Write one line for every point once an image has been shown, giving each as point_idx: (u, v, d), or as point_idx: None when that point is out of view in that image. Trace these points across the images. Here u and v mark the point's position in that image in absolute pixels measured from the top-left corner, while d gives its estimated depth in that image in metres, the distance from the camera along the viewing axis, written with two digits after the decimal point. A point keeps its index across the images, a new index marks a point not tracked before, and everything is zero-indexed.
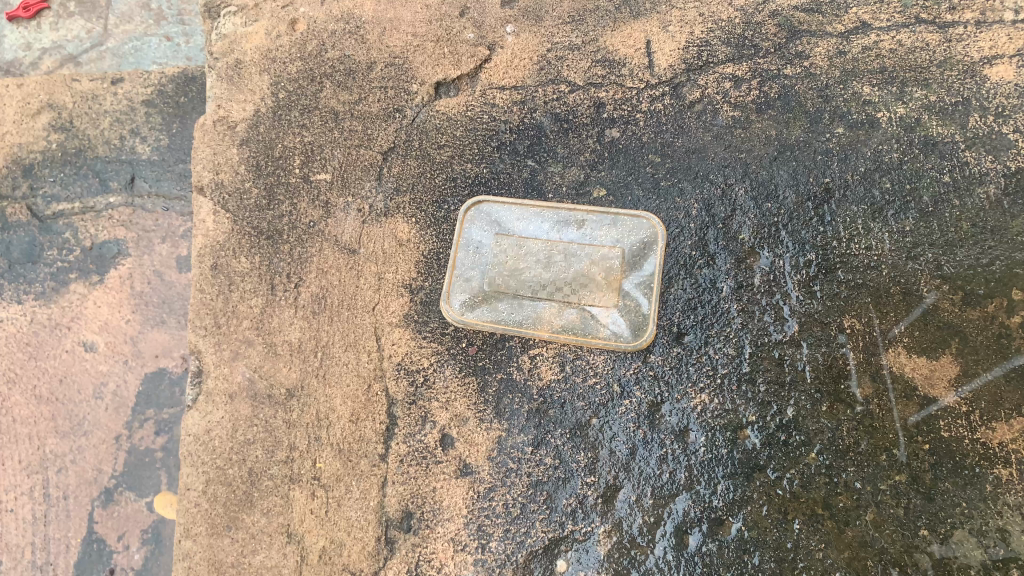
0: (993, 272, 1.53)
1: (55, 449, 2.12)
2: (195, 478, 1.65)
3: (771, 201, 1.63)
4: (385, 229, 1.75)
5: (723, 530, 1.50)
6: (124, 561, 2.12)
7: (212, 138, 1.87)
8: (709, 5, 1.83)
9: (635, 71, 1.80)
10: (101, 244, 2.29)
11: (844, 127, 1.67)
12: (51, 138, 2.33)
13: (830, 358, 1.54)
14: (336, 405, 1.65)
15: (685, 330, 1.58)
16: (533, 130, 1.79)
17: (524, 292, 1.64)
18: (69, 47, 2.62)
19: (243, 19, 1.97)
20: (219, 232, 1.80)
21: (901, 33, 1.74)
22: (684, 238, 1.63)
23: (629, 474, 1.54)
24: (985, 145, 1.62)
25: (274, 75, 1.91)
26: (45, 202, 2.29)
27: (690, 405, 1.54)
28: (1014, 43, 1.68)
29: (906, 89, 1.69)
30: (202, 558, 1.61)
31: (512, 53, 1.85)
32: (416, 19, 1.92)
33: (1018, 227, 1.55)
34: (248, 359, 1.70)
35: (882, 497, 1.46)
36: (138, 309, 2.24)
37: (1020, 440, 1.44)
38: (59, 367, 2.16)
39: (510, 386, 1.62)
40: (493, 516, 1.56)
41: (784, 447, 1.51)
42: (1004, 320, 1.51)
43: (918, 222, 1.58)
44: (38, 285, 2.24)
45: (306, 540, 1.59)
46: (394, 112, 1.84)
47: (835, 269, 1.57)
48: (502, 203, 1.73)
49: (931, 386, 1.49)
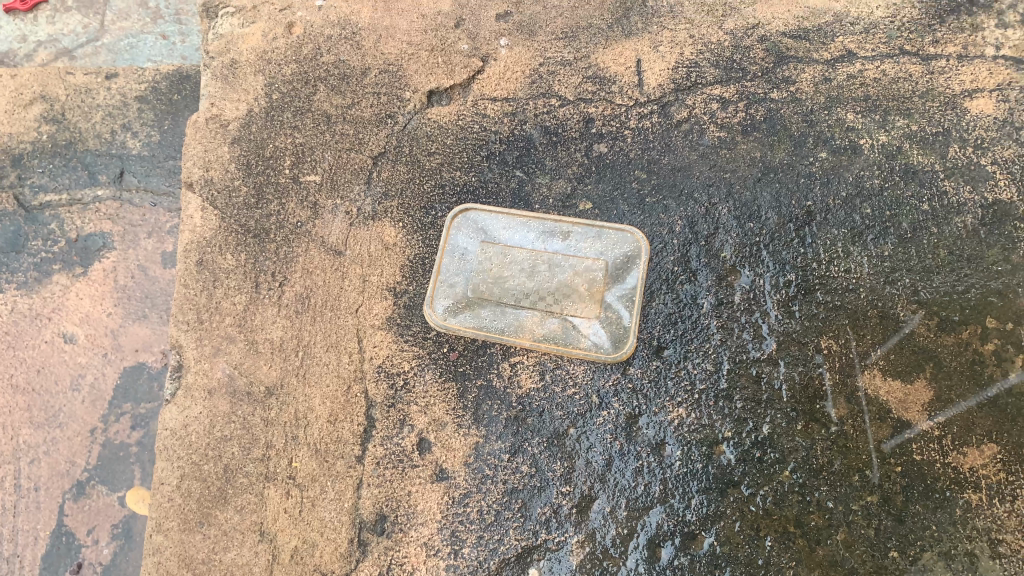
0: (968, 299, 1.57)
1: (29, 440, 2.10)
2: (169, 473, 1.64)
3: (754, 221, 1.66)
4: (372, 232, 1.76)
5: (696, 544, 1.51)
6: (93, 555, 2.10)
7: (204, 135, 1.88)
8: (699, 28, 1.87)
9: (625, 89, 1.83)
10: (87, 236, 2.29)
11: (827, 152, 1.71)
12: (42, 130, 2.34)
13: (806, 377, 1.56)
14: (315, 405, 1.65)
15: (665, 344, 1.59)
16: (523, 142, 1.81)
17: (507, 299, 1.66)
18: (64, 41, 2.64)
19: (240, 20, 1.99)
20: (206, 228, 1.80)
21: (886, 63, 1.78)
22: (667, 254, 1.65)
23: (604, 485, 1.55)
24: (963, 175, 1.66)
25: (269, 76, 1.92)
26: (32, 192, 2.29)
27: (667, 419, 1.56)
28: (994, 77, 1.73)
29: (888, 117, 1.73)
30: (173, 553, 1.60)
31: (505, 66, 1.88)
32: (411, 28, 1.94)
33: (993, 257, 1.59)
34: (229, 356, 1.70)
35: (853, 517, 1.48)
36: (120, 303, 2.24)
37: (990, 465, 1.47)
38: (37, 358, 2.15)
39: (489, 393, 1.63)
40: (467, 522, 1.56)
41: (759, 464, 1.52)
42: (977, 346, 1.54)
43: (897, 247, 1.61)
44: (21, 274, 2.23)
45: (279, 539, 1.58)
46: (386, 118, 1.86)
47: (814, 290, 1.60)
48: (489, 211, 1.74)
49: (905, 409, 1.52)
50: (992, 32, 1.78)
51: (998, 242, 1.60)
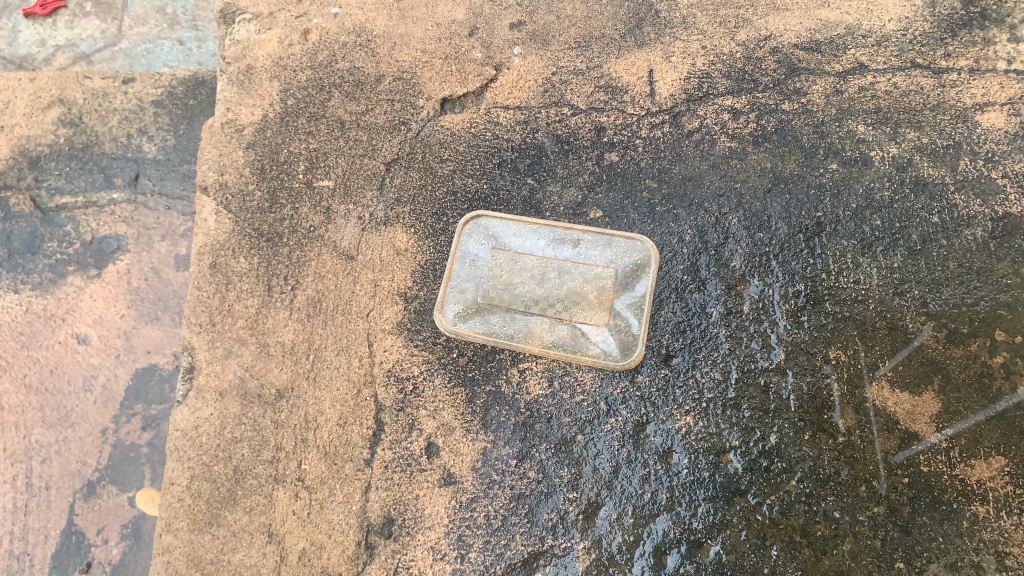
0: (977, 312, 1.57)
1: (41, 439, 2.12)
2: (179, 473, 1.66)
3: (764, 231, 1.67)
4: (384, 238, 1.78)
5: (701, 553, 1.51)
6: (103, 555, 2.11)
7: (219, 140, 1.90)
8: (712, 39, 1.88)
9: (637, 98, 1.84)
10: (102, 239, 2.31)
11: (838, 163, 1.71)
12: (59, 133, 2.37)
13: (814, 388, 1.56)
14: (325, 408, 1.66)
15: (673, 352, 1.60)
16: (535, 150, 1.82)
17: (517, 306, 1.67)
18: (83, 45, 2.68)
19: (257, 26, 2.02)
20: (220, 231, 1.82)
21: (897, 75, 1.79)
22: (676, 262, 1.66)
23: (611, 492, 1.55)
24: (974, 188, 1.66)
25: (284, 82, 1.94)
26: (49, 194, 2.32)
27: (674, 427, 1.56)
28: (1006, 91, 1.74)
29: (899, 130, 1.74)
30: (182, 553, 1.61)
31: (518, 75, 1.89)
32: (426, 36, 1.96)
33: (1002, 270, 1.59)
34: (241, 358, 1.71)
35: (859, 528, 1.47)
36: (133, 305, 2.26)
37: (997, 478, 1.46)
38: (50, 358, 2.18)
39: (497, 398, 1.63)
40: (474, 527, 1.57)
41: (765, 473, 1.53)
42: (986, 359, 1.54)
43: (906, 259, 1.62)
44: (36, 275, 2.25)
45: (287, 540, 1.59)
46: (399, 125, 1.88)
47: (823, 300, 1.60)
48: (500, 218, 1.76)
49: (912, 421, 1.52)
50: (1004, 46, 1.79)
51: (1007, 256, 1.60)
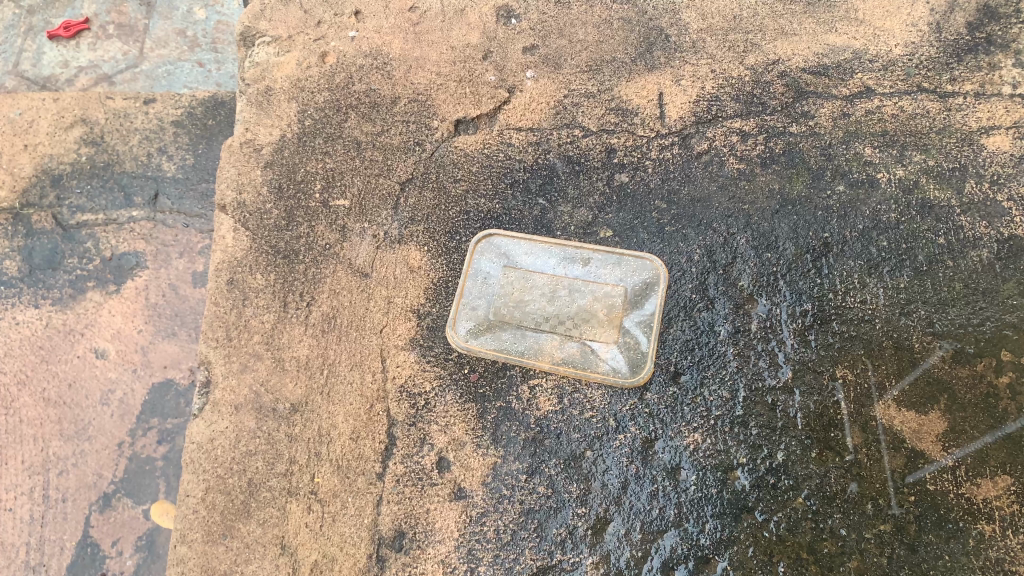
0: (983, 332, 1.59)
1: (58, 452, 2.16)
2: (195, 485, 1.68)
3: (771, 251, 1.69)
4: (397, 256, 1.81)
5: (709, 568, 1.52)
6: (117, 567, 2.13)
7: (237, 159, 1.94)
8: (721, 63, 1.92)
9: (647, 121, 1.87)
10: (121, 255, 2.36)
11: (845, 185, 1.74)
12: (81, 152, 2.44)
13: (821, 406, 1.58)
14: (337, 422, 1.69)
15: (682, 369, 1.62)
16: (546, 171, 1.86)
17: (528, 323, 1.71)
18: (105, 67, 2.76)
19: (276, 49, 2.07)
20: (238, 249, 1.85)
21: (904, 99, 1.82)
22: (685, 281, 1.69)
23: (619, 508, 1.57)
24: (979, 211, 1.69)
25: (302, 103, 1.99)
26: (70, 212, 2.37)
27: (683, 443, 1.58)
28: (1012, 115, 1.77)
29: (906, 152, 1.76)
30: (197, 564, 1.63)
31: (530, 98, 1.94)
32: (440, 59, 2.01)
33: (1008, 290, 1.61)
34: (257, 372, 1.74)
35: (865, 545, 1.49)
36: (151, 320, 2.30)
37: (1003, 496, 1.48)
38: (69, 372, 2.22)
39: (508, 414, 1.66)
40: (484, 541, 1.59)
41: (773, 490, 1.54)
42: (992, 379, 1.55)
43: (912, 280, 1.64)
44: (56, 290, 2.30)
45: (300, 552, 1.61)
46: (414, 146, 1.92)
47: (830, 320, 1.62)
48: (511, 238, 1.79)
49: (919, 439, 1.53)
50: (1009, 71, 1.82)
51: (1013, 277, 1.63)
